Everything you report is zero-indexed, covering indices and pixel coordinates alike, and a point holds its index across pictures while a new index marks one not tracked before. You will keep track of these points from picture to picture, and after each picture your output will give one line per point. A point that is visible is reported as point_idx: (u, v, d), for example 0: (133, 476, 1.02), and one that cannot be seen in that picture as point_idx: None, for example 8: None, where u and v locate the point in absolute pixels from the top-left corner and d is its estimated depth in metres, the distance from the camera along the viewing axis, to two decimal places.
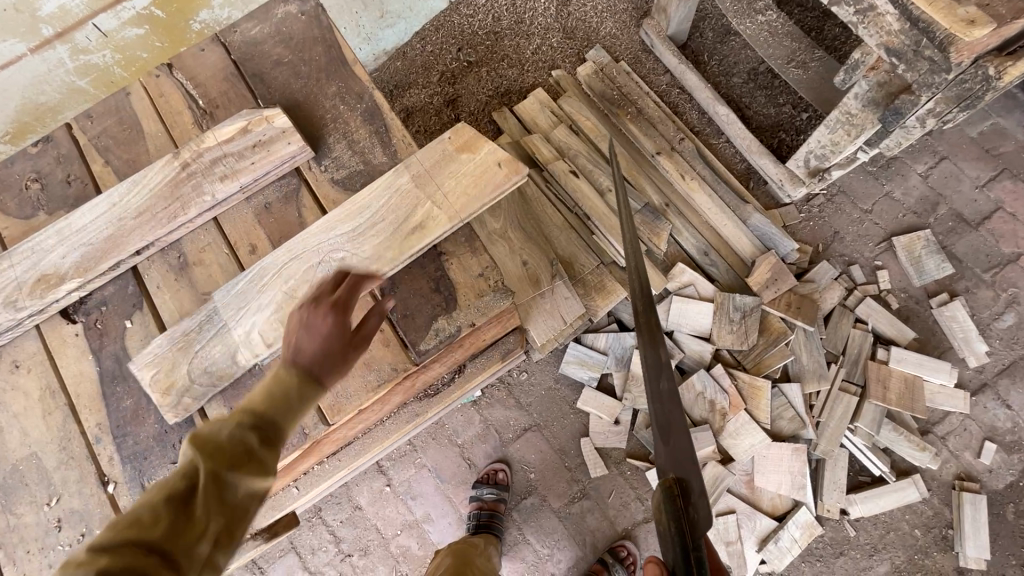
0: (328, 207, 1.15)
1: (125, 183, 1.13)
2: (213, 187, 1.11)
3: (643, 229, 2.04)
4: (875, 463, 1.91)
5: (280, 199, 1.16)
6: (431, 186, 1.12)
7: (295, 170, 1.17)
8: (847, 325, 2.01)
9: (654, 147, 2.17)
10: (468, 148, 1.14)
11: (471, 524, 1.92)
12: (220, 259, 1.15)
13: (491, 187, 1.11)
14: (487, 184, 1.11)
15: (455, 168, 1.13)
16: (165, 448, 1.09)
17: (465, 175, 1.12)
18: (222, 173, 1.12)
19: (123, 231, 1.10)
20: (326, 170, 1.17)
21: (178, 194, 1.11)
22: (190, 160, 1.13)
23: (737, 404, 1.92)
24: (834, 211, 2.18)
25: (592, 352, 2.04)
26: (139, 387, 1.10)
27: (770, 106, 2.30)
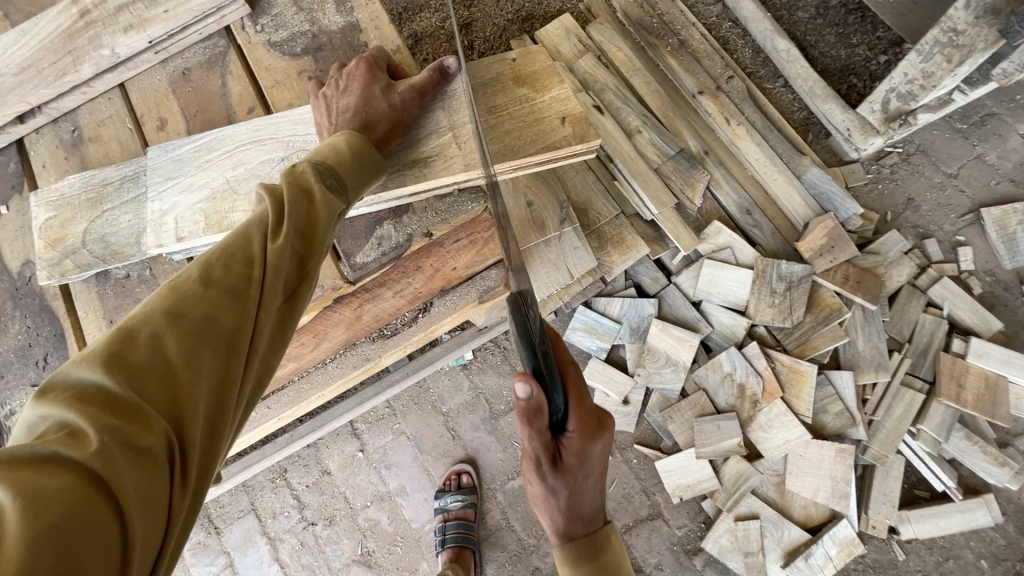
0: (259, 74, 1.02)
1: (12, 34, 1.00)
2: (114, 40, 0.98)
3: (674, 179, 1.71)
4: (939, 477, 1.57)
5: (202, 67, 1.03)
6: (483, 106, 0.94)
7: (224, 30, 1.05)
8: (915, 308, 1.66)
9: (696, 86, 1.82)
10: (539, 79, 0.95)
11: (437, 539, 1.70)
12: (120, 133, 1.02)
13: (548, 136, 0.92)
14: (547, 133, 0.92)
15: (518, 97, 0.94)
16: (24, 364, 0.98)
17: (526, 111, 0.93)
18: (126, 24, 0.98)
19: (2, 89, 0.98)
20: (263, 31, 1.04)
21: (71, 47, 0.98)
22: (90, 6, 0.99)
23: (773, 391, 1.60)
24: (910, 173, 1.80)
25: (603, 319, 1.73)
26: (5, 287, 1.00)
27: (841, 47, 1.88)
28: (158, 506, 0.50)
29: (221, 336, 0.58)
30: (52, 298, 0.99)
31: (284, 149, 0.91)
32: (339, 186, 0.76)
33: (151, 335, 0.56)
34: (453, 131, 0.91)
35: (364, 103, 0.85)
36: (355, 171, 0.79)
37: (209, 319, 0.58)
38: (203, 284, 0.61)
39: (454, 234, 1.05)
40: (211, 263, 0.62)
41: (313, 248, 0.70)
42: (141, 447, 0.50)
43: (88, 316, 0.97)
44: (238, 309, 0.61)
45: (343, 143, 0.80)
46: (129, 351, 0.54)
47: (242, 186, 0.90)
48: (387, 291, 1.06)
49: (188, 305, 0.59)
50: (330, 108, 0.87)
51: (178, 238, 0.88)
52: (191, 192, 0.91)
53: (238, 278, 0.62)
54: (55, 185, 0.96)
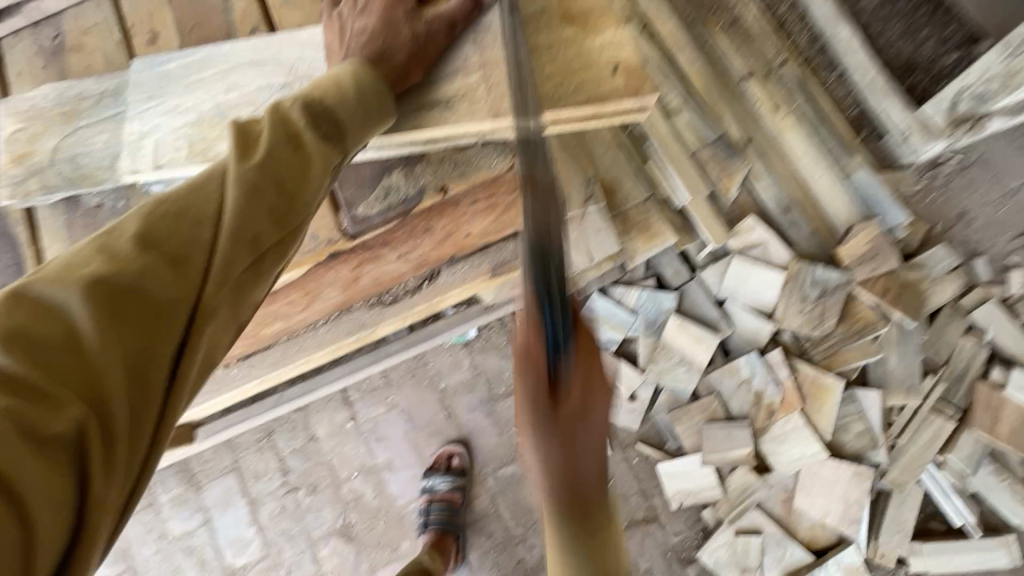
0: None
1: None
2: None
3: (710, 166, 1.59)
4: (958, 511, 1.48)
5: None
6: (522, 43, 0.81)
7: None
8: (956, 330, 1.54)
9: (745, 67, 1.68)
10: (590, 20, 0.82)
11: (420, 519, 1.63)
12: (107, 45, 0.92)
13: (597, 86, 0.81)
14: (596, 84, 0.81)
15: (564, 38, 0.81)
16: None
17: (572, 56, 0.81)
18: None
19: None
20: None
21: None
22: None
23: (791, 403, 1.50)
24: (965, 185, 1.65)
25: (618, 309, 1.63)
26: None
27: (907, 40, 1.71)
28: (66, 491, 0.43)
29: (150, 306, 0.49)
30: (17, 225, 0.89)
31: (286, 76, 0.80)
32: (334, 133, 0.65)
33: (67, 304, 0.47)
34: (482, 71, 0.79)
35: (385, 30, 0.73)
36: (357, 113, 0.67)
37: (139, 286, 0.49)
38: (136, 247, 0.50)
39: (475, 199, 0.94)
40: (156, 218, 0.52)
41: (292, 206, 0.59)
42: (42, 436, 0.42)
43: (55, 248, 0.88)
44: (178, 276, 0.51)
45: (348, 76, 0.68)
46: (38, 324, 0.45)
47: (233, 113, 0.79)
48: (391, 252, 0.94)
49: (111, 269, 0.49)
50: (344, 31, 0.76)
51: (156, 165, 0.79)
52: (176, 114, 0.81)
53: (182, 239, 0.52)
54: (32, 96, 0.86)
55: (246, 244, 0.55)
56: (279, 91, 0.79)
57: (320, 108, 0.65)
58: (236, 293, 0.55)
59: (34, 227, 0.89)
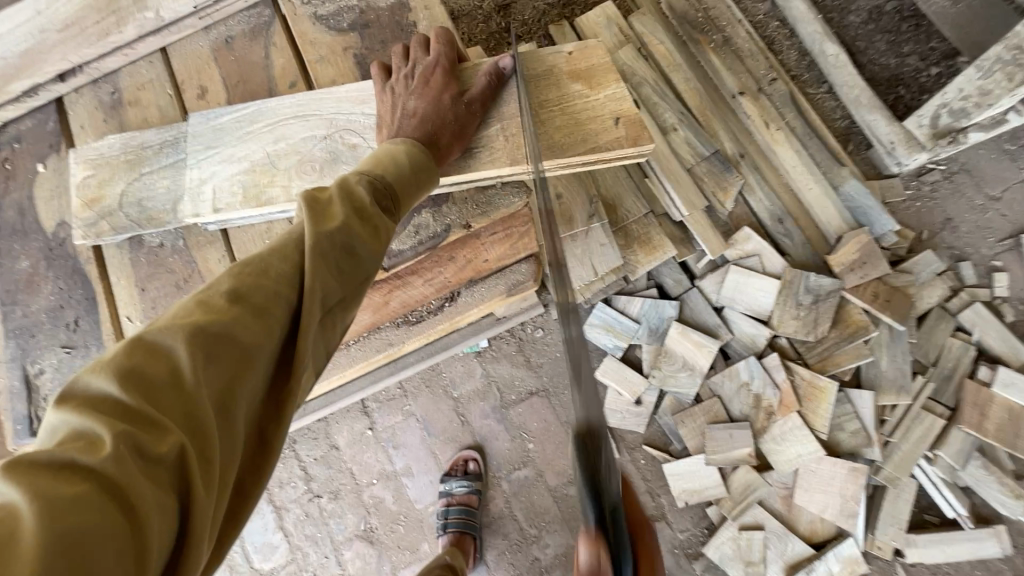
0: (302, 47, 1.01)
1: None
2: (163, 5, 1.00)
3: (706, 181, 1.68)
4: (951, 504, 1.55)
5: (244, 36, 1.03)
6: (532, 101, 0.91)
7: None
8: (945, 331, 1.62)
9: (737, 86, 1.77)
10: (595, 76, 0.92)
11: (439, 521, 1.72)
12: (159, 98, 1.03)
13: (601, 136, 0.89)
14: (601, 133, 0.89)
15: (573, 93, 0.91)
16: (55, 325, 1.01)
17: (579, 106, 0.90)
18: None
19: (45, 47, 1.00)
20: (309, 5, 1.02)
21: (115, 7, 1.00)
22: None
23: (790, 404, 1.58)
24: (950, 192, 1.74)
25: (623, 318, 1.71)
26: (39, 246, 1.02)
27: (891, 56, 1.81)
28: (172, 518, 0.47)
29: (244, 350, 0.55)
30: (85, 260, 1.00)
31: (327, 127, 0.89)
32: (392, 208, 0.73)
33: (172, 348, 0.52)
34: (502, 123, 0.90)
35: (432, 111, 0.83)
36: (409, 182, 0.76)
37: (234, 333, 0.54)
38: (231, 298, 0.56)
39: (494, 228, 1.03)
40: (246, 275, 0.59)
41: (354, 264, 0.66)
42: (154, 458, 0.47)
43: (120, 282, 1.00)
44: (265, 323, 0.57)
45: (403, 153, 0.78)
46: (148, 365, 0.50)
47: (283, 161, 0.89)
48: (417, 279, 1.05)
49: (212, 316, 0.54)
50: (396, 107, 0.85)
51: (216, 210, 0.88)
52: (231, 163, 0.90)
53: (269, 291, 0.58)
54: (94, 142, 0.96)
55: (322, 301, 0.62)
56: (325, 143, 0.89)
57: (380, 180, 0.73)
58: (310, 343, 0.61)
59: (100, 263, 1.01)
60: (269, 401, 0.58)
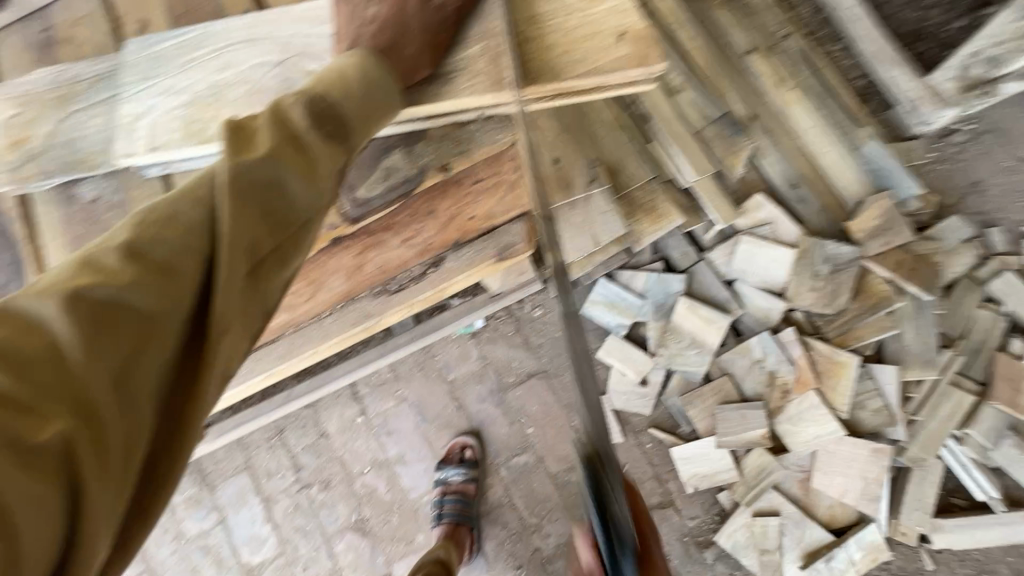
0: None
1: None
2: None
3: (715, 144, 1.56)
4: (981, 486, 1.45)
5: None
6: (519, 17, 0.79)
7: None
8: (973, 302, 1.50)
9: (747, 42, 1.64)
10: None
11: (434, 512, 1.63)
12: (96, 35, 0.90)
13: (601, 55, 0.78)
14: (600, 53, 0.78)
15: (567, 6, 0.79)
16: None
17: (574, 22, 0.79)
18: None
19: None
20: None
21: None
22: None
23: (806, 381, 1.48)
24: (978, 153, 1.62)
25: (626, 293, 1.61)
26: None
27: (913, 8, 1.67)
28: (57, 504, 0.42)
29: (142, 319, 0.50)
30: (12, 222, 0.88)
31: (280, 52, 0.78)
32: (337, 131, 0.64)
33: (50, 317, 0.47)
34: (482, 44, 0.78)
35: (396, 17, 0.70)
36: (361, 109, 0.66)
37: (129, 298, 0.49)
38: (125, 259, 0.51)
39: (476, 173, 0.93)
40: (144, 232, 0.53)
41: (285, 212, 0.59)
42: (30, 445, 0.42)
43: (49, 243, 0.86)
44: (167, 284, 0.51)
45: (353, 69, 0.67)
46: (22, 339, 0.45)
47: (227, 92, 0.78)
48: (393, 237, 0.95)
49: (99, 279, 0.49)
50: (354, 14, 0.72)
51: (151, 147, 0.77)
52: (168, 95, 0.79)
53: (169, 247, 0.52)
54: (23, 84, 0.85)
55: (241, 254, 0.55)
56: (275, 70, 0.77)
57: (325, 101, 0.63)
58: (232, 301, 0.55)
59: (28, 223, 0.87)
60: (183, 366, 0.53)
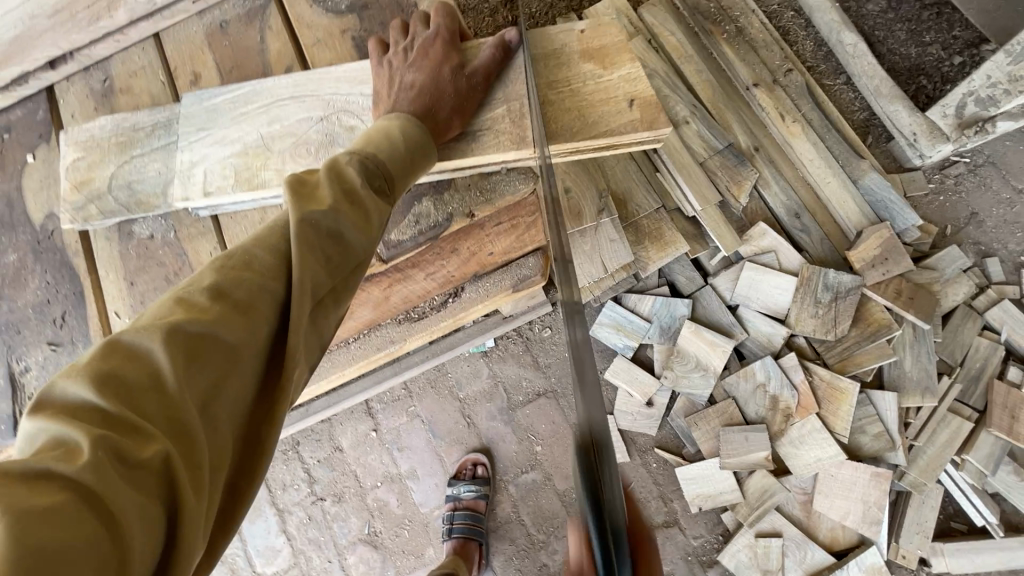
0: (298, 32, 0.96)
1: None
2: None
3: (720, 175, 1.62)
4: (980, 511, 1.48)
5: (239, 19, 0.98)
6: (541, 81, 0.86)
7: None
8: (972, 330, 1.55)
9: (751, 78, 1.71)
10: (608, 54, 0.87)
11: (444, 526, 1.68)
12: (152, 86, 0.98)
13: (612, 118, 0.85)
14: (612, 116, 0.85)
15: (584, 72, 0.86)
16: (40, 322, 0.96)
17: (590, 87, 0.86)
18: None
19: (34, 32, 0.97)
20: None
21: None
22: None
23: (809, 406, 1.52)
24: (976, 186, 1.67)
25: (633, 317, 1.66)
26: (26, 239, 0.98)
27: (912, 45, 1.74)
28: (157, 533, 0.43)
29: (230, 352, 0.51)
30: (72, 253, 0.96)
31: (323, 109, 0.85)
32: (384, 186, 0.69)
33: (149, 348, 0.48)
34: (507, 104, 0.84)
35: (431, 83, 0.79)
36: (403, 163, 0.72)
37: (217, 330, 0.51)
38: (213, 294, 0.53)
39: (500, 219, 0.98)
40: (229, 269, 0.55)
41: (350, 255, 0.62)
42: (136, 463, 0.43)
43: (104, 273, 0.94)
44: (250, 320, 0.53)
45: (397, 130, 0.74)
46: (126, 366, 0.47)
47: (276, 144, 0.85)
48: (419, 273, 1.00)
49: (192, 314, 0.51)
50: (393, 80, 0.81)
51: (205, 193, 0.85)
52: (224, 146, 0.86)
53: (251, 288, 0.54)
54: (84, 128, 0.93)
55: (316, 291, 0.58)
56: (321, 125, 0.85)
57: (373, 160, 0.69)
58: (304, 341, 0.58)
59: (87, 255, 0.96)
60: (258, 402, 0.54)
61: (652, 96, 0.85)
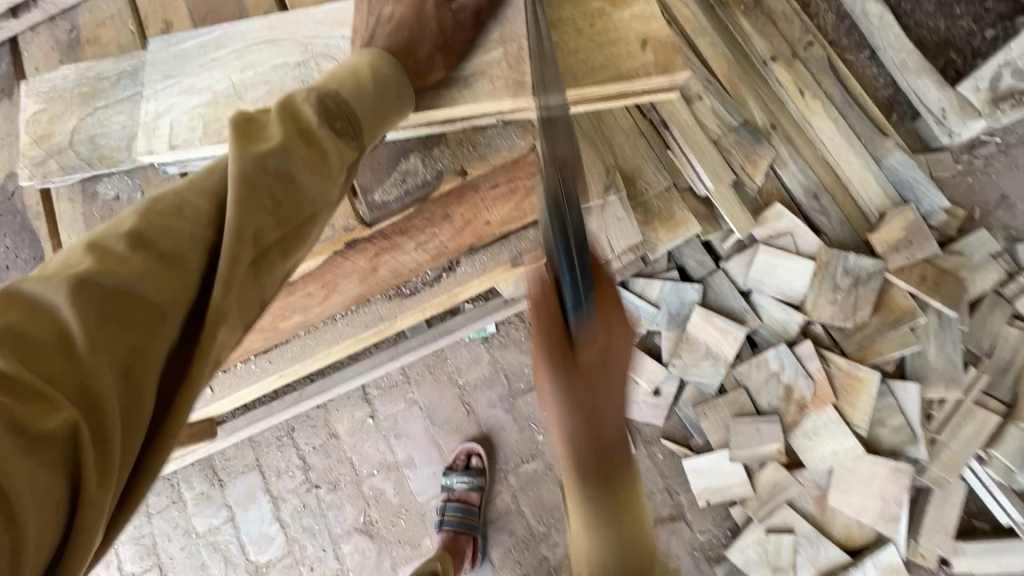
0: None
1: None
2: None
3: (734, 153, 1.54)
4: (1005, 510, 1.40)
5: None
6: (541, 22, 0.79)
7: None
8: (1001, 319, 1.46)
9: (769, 51, 1.62)
10: None
11: (437, 518, 1.63)
12: (120, 36, 0.92)
13: (623, 62, 0.79)
14: (625, 58, 0.79)
15: (592, 11, 0.79)
16: None
17: (598, 29, 0.79)
18: None
19: None
20: None
21: None
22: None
23: (824, 397, 1.44)
24: (1007, 166, 1.58)
25: (640, 302, 1.59)
26: None
27: (941, 18, 1.64)
28: (57, 503, 0.39)
29: (152, 309, 0.46)
30: (36, 216, 0.90)
31: (301, 54, 0.78)
32: (347, 129, 0.62)
33: (54, 304, 0.43)
34: (504, 46, 0.77)
35: (413, 17, 0.71)
36: (373, 107, 0.65)
37: (135, 286, 0.46)
38: (133, 244, 0.47)
39: (498, 187, 0.91)
40: (155, 217, 0.49)
41: (300, 204, 0.55)
42: (35, 433, 0.39)
43: (71, 240, 0.88)
44: (176, 274, 0.48)
45: (365, 70, 0.66)
46: (28, 325, 0.42)
47: (249, 92, 0.78)
48: (409, 241, 0.92)
49: (108, 268, 0.45)
50: (371, 13, 0.73)
51: (171, 145, 0.78)
52: (191, 94, 0.80)
53: (178, 240, 0.48)
54: (50, 80, 0.87)
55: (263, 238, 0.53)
56: (297, 71, 0.78)
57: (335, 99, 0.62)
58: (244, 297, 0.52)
59: (52, 219, 0.89)
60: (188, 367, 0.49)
61: (664, 40, 0.80)
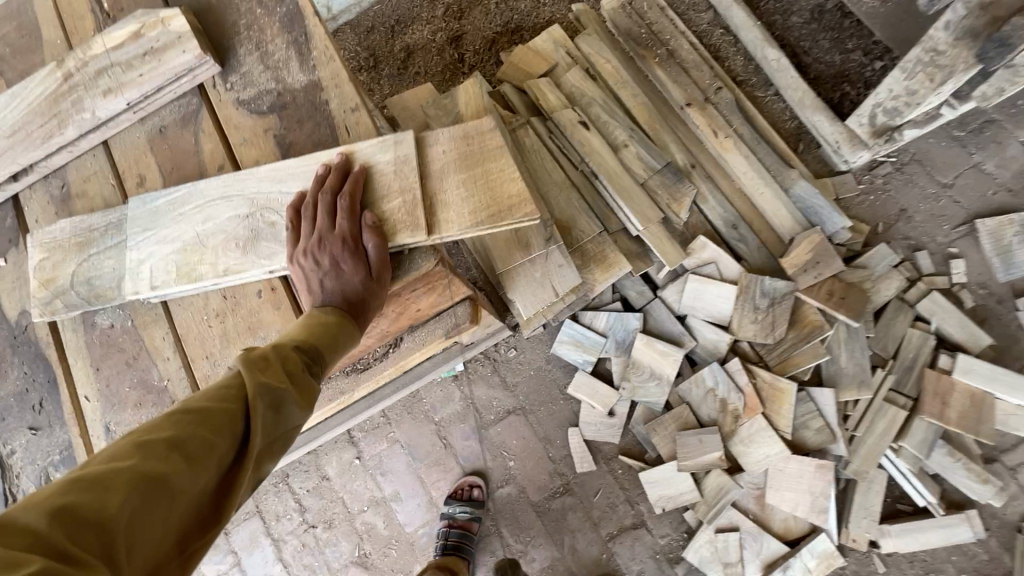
0: (229, 131, 1.13)
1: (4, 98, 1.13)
2: (95, 103, 1.10)
3: (660, 193, 1.71)
4: (919, 491, 1.59)
5: (177, 125, 1.15)
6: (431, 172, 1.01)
7: (197, 87, 1.15)
8: (903, 323, 1.65)
9: (684, 97, 1.80)
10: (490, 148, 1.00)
11: (439, 542, 1.78)
12: (104, 189, 1.15)
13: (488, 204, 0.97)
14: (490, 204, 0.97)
15: (473, 155, 1.01)
16: (20, 410, 1.16)
17: (473, 179, 0.99)
18: (105, 87, 1.09)
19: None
20: (232, 87, 1.14)
21: (56, 109, 1.10)
22: (73, 71, 1.10)
23: (753, 407, 1.62)
24: (903, 183, 1.77)
25: (589, 333, 1.78)
26: (6, 337, 1.17)
27: (836, 53, 1.84)
28: None
29: (182, 486, 0.66)
30: (49, 341, 1.14)
31: (250, 207, 1.02)
32: (312, 361, 0.88)
33: (110, 480, 0.62)
34: (402, 196, 0.99)
35: (352, 301, 0.97)
36: (332, 344, 0.92)
37: (172, 471, 0.66)
38: (171, 444, 0.68)
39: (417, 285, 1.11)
40: (186, 422, 0.71)
41: (280, 424, 0.80)
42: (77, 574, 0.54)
43: (76, 360, 1.13)
44: (199, 464, 0.69)
45: (330, 318, 0.95)
46: (86, 496, 0.60)
47: (210, 240, 1.02)
48: None
49: (156, 457, 0.66)
50: (312, 286, 0.97)
51: (152, 287, 1.01)
52: (163, 244, 1.03)
53: (204, 442, 0.71)
54: (48, 232, 1.09)
55: (255, 454, 0.76)
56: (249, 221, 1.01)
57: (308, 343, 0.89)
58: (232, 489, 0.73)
59: (59, 344, 1.14)
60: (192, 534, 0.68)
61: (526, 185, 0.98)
